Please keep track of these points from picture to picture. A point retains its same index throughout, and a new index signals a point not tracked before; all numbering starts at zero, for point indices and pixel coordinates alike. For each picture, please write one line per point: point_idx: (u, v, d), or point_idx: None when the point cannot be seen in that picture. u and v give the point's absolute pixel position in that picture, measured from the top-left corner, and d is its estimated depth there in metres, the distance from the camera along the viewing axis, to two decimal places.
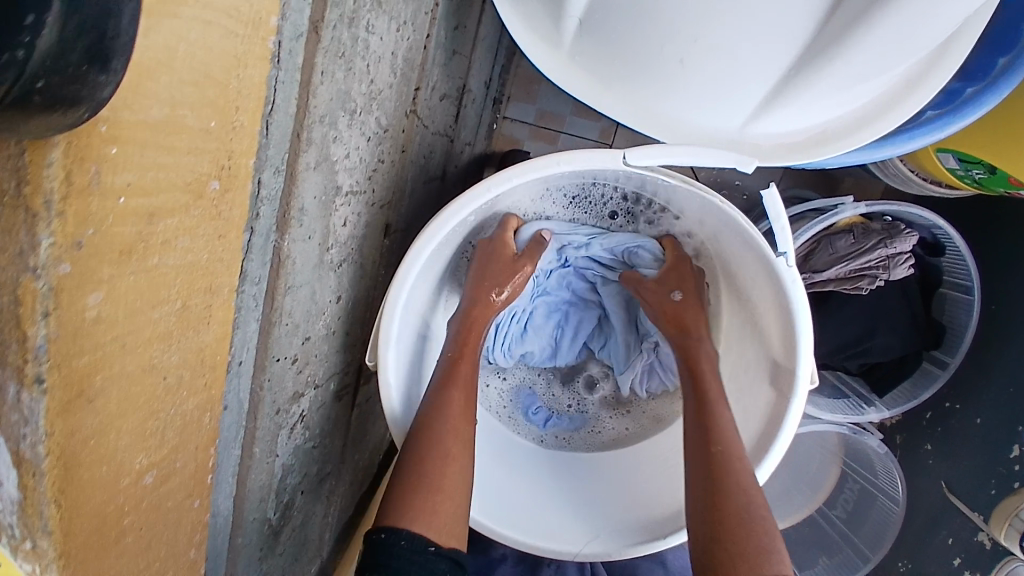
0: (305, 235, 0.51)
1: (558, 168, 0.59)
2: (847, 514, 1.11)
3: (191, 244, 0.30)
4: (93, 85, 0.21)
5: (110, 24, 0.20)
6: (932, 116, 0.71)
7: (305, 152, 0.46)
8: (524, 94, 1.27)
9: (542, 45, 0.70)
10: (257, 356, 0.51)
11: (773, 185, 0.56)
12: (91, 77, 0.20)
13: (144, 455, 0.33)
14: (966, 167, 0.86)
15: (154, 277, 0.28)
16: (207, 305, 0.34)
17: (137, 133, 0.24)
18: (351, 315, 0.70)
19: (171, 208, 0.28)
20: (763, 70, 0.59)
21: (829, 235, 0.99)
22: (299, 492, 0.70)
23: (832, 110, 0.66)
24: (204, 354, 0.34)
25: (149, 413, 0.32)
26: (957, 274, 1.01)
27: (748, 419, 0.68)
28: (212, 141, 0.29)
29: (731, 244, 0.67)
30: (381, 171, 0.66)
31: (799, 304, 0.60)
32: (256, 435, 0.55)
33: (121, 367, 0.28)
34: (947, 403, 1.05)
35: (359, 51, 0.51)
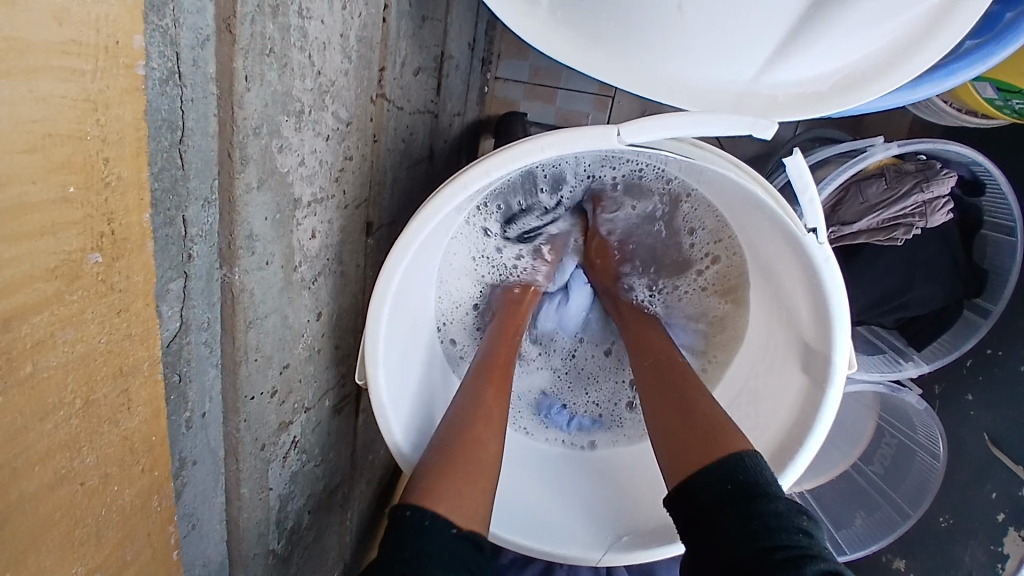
0: (261, 262, 0.45)
1: (544, 153, 0.51)
2: (884, 469, 1.05)
3: (79, 333, 0.25)
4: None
5: None
6: (972, 47, 0.62)
7: (242, 170, 0.39)
8: (515, 51, 1.18)
9: (515, 2, 0.61)
10: (227, 400, 0.46)
11: (795, 153, 0.49)
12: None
13: (74, 569, 0.28)
14: (1005, 97, 0.76)
15: (28, 388, 0.23)
16: (124, 391, 0.29)
17: None
18: (338, 327, 0.65)
19: (35, 302, 0.23)
20: (771, 9, 0.50)
21: (858, 181, 0.90)
22: (304, 513, 0.68)
23: (858, 47, 0.56)
24: (131, 443, 0.30)
25: (66, 527, 0.27)
26: (997, 213, 0.92)
27: (778, 407, 0.62)
28: (76, 209, 0.24)
29: (753, 217, 0.59)
30: (350, 169, 0.60)
31: (832, 283, 0.53)
32: (240, 478, 0.51)
33: (9, 498, 0.24)
34: (989, 349, 0.98)
35: (295, 43, 0.43)
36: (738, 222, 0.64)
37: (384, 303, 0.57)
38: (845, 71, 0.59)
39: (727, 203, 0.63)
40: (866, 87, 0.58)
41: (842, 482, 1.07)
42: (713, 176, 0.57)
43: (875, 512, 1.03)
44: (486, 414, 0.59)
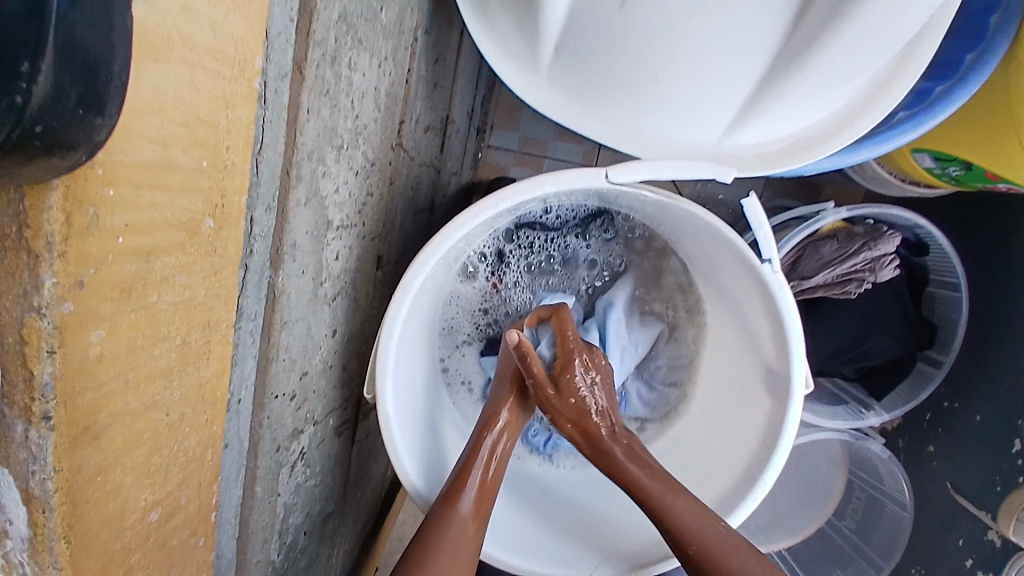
0: (299, 269, 0.51)
1: (543, 191, 0.59)
2: (857, 524, 1.09)
3: (189, 280, 0.31)
4: (90, 127, 0.21)
5: (103, 70, 0.21)
6: (906, 116, 0.76)
7: (296, 186, 0.47)
8: (506, 122, 1.30)
9: (519, 72, 0.72)
10: (255, 393, 0.51)
11: (753, 196, 0.59)
12: (86, 120, 0.21)
13: (148, 493, 0.32)
14: (942, 165, 0.89)
15: (153, 313, 0.29)
16: (206, 341, 0.34)
17: (130, 173, 0.25)
18: (347, 349, 0.70)
19: (167, 245, 0.28)
20: (734, 83, 0.61)
21: (814, 241, 1.01)
22: (302, 531, 0.69)
23: (804, 117, 0.68)
24: (204, 390, 0.35)
25: (151, 451, 0.31)
26: (942, 273, 1.03)
27: (749, 428, 0.68)
28: (203, 179, 0.30)
29: (719, 257, 0.68)
30: (370, 204, 0.67)
31: (788, 311, 0.62)
32: (257, 475, 0.54)
33: (122, 405, 0.28)
34: (946, 402, 1.06)
35: (343, 89, 0.52)
36: (703, 261, 0.74)
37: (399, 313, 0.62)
38: (795, 137, 0.71)
39: (696, 247, 0.73)
40: (814, 149, 0.69)
41: (819, 539, 1.10)
42: (684, 218, 0.66)
43: (850, 569, 1.06)
44: (451, 534, 0.59)
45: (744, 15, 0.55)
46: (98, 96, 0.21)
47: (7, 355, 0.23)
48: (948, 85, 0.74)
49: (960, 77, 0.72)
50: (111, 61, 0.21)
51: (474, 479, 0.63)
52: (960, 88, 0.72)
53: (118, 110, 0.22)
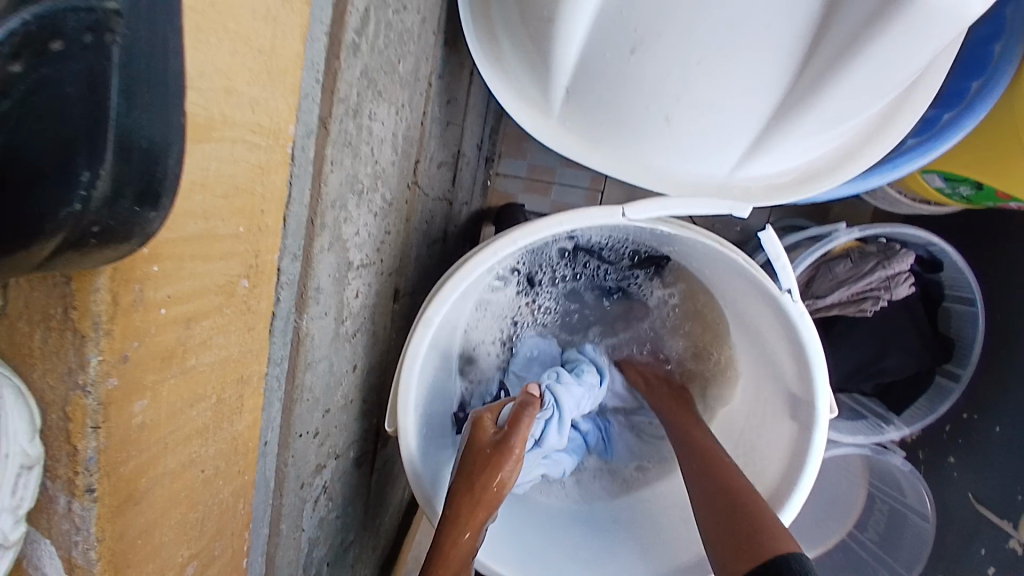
0: (323, 311, 0.53)
1: (560, 229, 0.61)
2: (879, 537, 1.08)
3: (224, 340, 0.32)
4: (143, 222, 0.23)
5: (161, 165, 0.22)
6: (914, 144, 0.77)
7: (320, 234, 0.48)
8: (515, 150, 1.33)
9: (531, 111, 0.74)
10: (281, 434, 0.52)
11: (769, 227, 0.60)
12: (140, 216, 0.22)
13: (185, 547, 0.33)
14: (952, 185, 0.89)
15: (192, 376, 0.30)
16: (239, 395, 0.35)
17: (174, 249, 0.26)
18: (366, 383, 0.71)
19: (205, 310, 0.30)
20: (742, 121, 0.63)
21: (827, 261, 1.01)
22: (323, 565, 0.70)
23: (811, 151, 0.69)
24: (237, 443, 0.36)
25: (189, 506, 0.33)
26: (957, 286, 1.03)
27: (772, 454, 0.69)
28: (240, 245, 0.32)
29: (738, 285, 0.69)
30: (388, 242, 0.69)
31: (809, 338, 0.62)
32: (282, 513, 0.55)
33: (164, 465, 0.29)
34: (965, 414, 1.05)
35: (364, 137, 0.54)
36: (719, 287, 0.75)
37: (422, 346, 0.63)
38: (802, 168, 0.72)
39: (712, 274, 0.74)
40: (820, 180, 0.71)
41: (840, 552, 1.09)
42: (701, 249, 0.67)
43: None
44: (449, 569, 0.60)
45: (751, 58, 0.56)
46: (154, 190, 0.22)
47: (51, 429, 0.25)
48: (956, 111, 0.75)
49: (968, 102, 0.74)
50: (168, 155, 0.22)
51: (484, 518, 0.62)
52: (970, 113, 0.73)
53: (169, 203, 0.23)
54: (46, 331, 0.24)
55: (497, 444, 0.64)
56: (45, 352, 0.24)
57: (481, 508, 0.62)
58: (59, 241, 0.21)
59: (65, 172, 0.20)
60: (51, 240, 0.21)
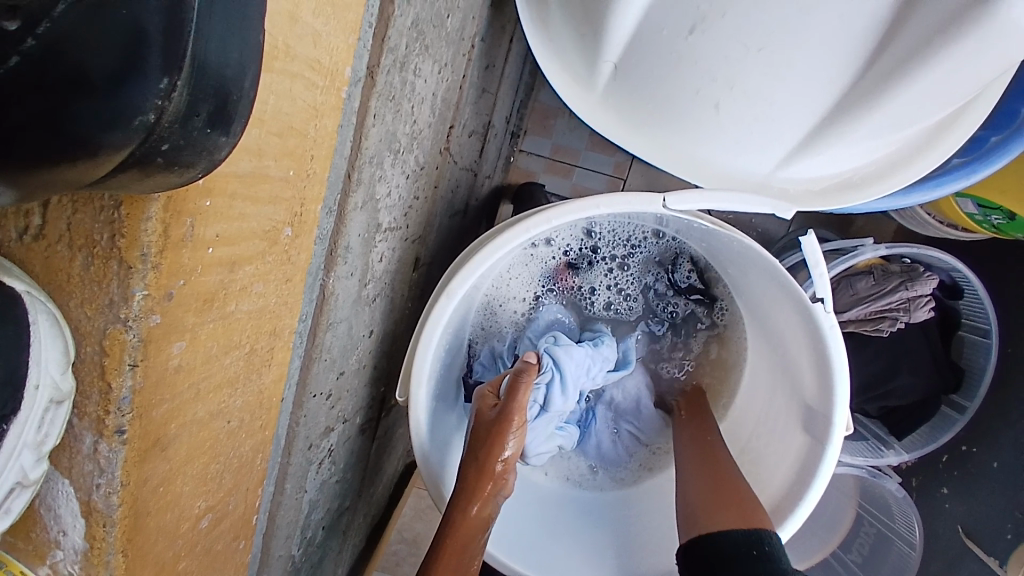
0: (348, 272, 0.51)
1: (596, 213, 0.58)
2: (862, 558, 1.07)
3: (263, 289, 0.30)
4: (212, 148, 0.21)
5: (234, 88, 0.21)
6: (959, 163, 0.75)
7: (355, 190, 0.47)
8: (540, 128, 1.29)
9: (575, 87, 0.72)
10: (295, 392, 0.51)
11: (810, 233, 0.58)
12: (210, 140, 0.21)
13: (203, 500, 0.32)
14: (985, 213, 0.87)
15: (229, 323, 0.28)
16: (270, 348, 0.34)
17: (226, 184, 0.25)
18: (379, 350, 0.70)
19: (249, 255, 0.28)
20: (794, 117, 0.60)
21: (850, 275, 1.00)
22: (320, 528, 0.69)
23: (860, 157, 0.67)
24: (263, 397, 0.34)
25: (210, 458, 0.31)
26: (975, 318, 1.01)
27: (781, 464, 0.68)
28: (287, 189, 0.30)
29: (766, 288, 0.67)
30: (415, 208, 0.67)
31: (835, 351, 0.60)
32: (288, 473, 0.54)
33: (193, 414, 0.28)
34: (964, 445, 1.05)
35: (406, 94, 0.52)
36: (746, 289, 0.73)
37: (444, 315, 0.61)
38: (847, 174, 0.70)
39: (740, 274, 0.72)
40: (863, 189, 0.69)
41: (821, 570, 1.08)
42: (734, 247, 0.65)
43: None
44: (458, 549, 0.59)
45: (814, 53, 0.54)
46: (227, 112, 0.21)
47: (84, 363, 0.23)
48: (1004, 134, 0.72)
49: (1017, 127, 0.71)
50: (243, 80, 0.21)
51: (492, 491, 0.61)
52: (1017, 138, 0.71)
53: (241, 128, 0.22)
54: (88, 257, 0.22)
55: (497, 415, 0.64)
56: (85, 280, 0.22)
57: (487, 481, 0.61)
58: (124, 156, 0.19)
59: (142, 85, 0.18)
60: (116, 154, 0.19)
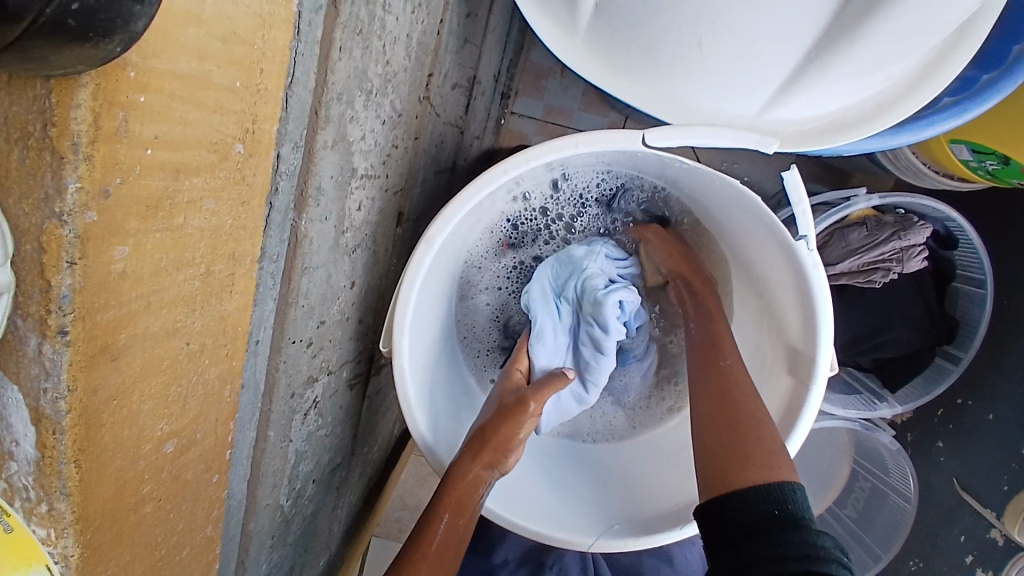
0: (323, 215, 0.51)
1: (577, 150, 0.57)
2: (857, 513, 1.10)
3: (216, 207, 0.30)
4: (128, 17, 0.20)
5: None
6: (949, 103, 0.73)
7: (323, 128, 0.45)
8: (531, 89, 1.27)
9: (556, 31, 0.70)
10: (273, 337, 0.50)
11: (793, 170, 0.58)
12: (124, 7, 0.20)
13: (165, 423, 0.33)
14: (979, 159, 0.86)
15: (180, 237, 0.28)
16: (230, 274, 0.33)
17: (164, 82, 0.24)
18: (363, 303, 0.69)
19: (196, 165, 0.27)
20: (779, 53, 0.59)
21: (842, 228, 0.98)
22: (310, 481, 0.70)
23: (848, 95, 0.66)
24: (226, 323, 0.34)
25: (170, 380, 0.31)
26: (969, 267, 1.01)
27: (767, 408, 0.68)
28: (236, 102, 0.29)
29: (752, 233, 0.66)
30: (394, 157, 0.66)
31: (820, 291, 0.61)
32: (270, 420, 0.54)
33: (145, 327, 0.28)
34: (959, 400, 1.05)
35: (376, 31, 0.50)
36: (733, 237, 0.72)
37: (424, 262, 0.61)
38: (834, 115, 0.69)
39: (725, 221, 0.71)
40: (851, 129, 0.68)
41: (817, 525, 1.11)
42: (718, 188, 0.64)
43: (849, 556, 1.08)
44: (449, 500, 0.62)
45: None
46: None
47: (23, 263, 0.22)
48: (995, 73, 0.71)
49: (1008, 66, 0.70)
50: None
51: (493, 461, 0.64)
52: (1009, 78, 0.70)
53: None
54: (25, 148, 0.21)
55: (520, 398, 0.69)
56: (21, 173, 0.22)
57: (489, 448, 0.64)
58: (33, 15, 0.18)
59: None
60: (27, 13, 0.18)
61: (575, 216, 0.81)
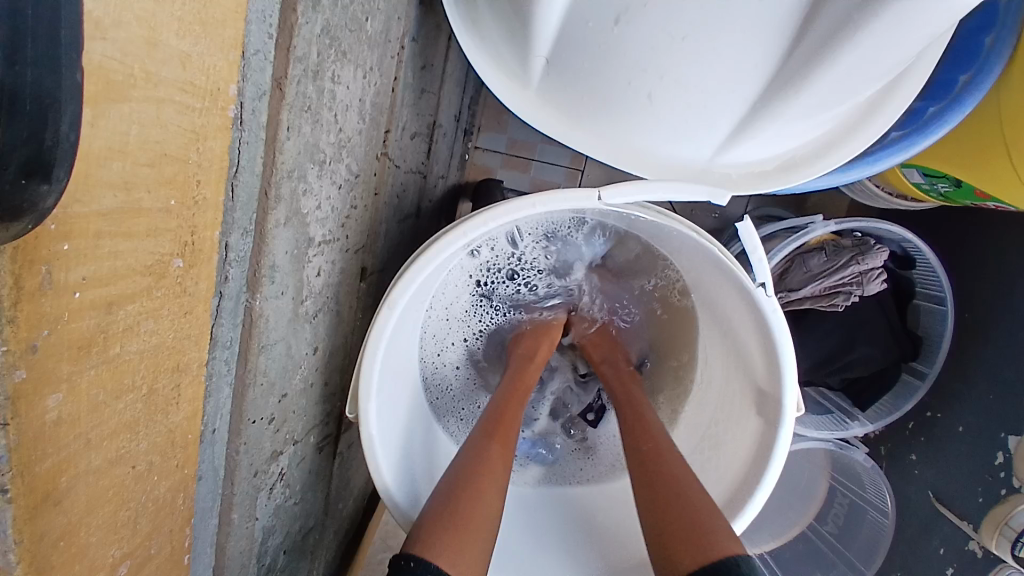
0: (279, 292, 0.49)
1: (535, 210, 0.57)
2: (839, 529, 1.10)
3: (156, 326, 0.31)
4: (34, 197, 0.21)
5: (49, 133, 0.21)
6: (897, 137, 0.76)
7: (275, 208, 0.44)
8: (494, 124, 1.28)
9: (509, 82, 0.70)
10: (231, 421, 0.49)
11: (746, 219, 0.59)
12: (29, 190, 0.21)
13: (117, 547, 0.32)
14: (931, 181, 0.89)
15: (116, 366, 0.28)
16: (176, 386, 0.33)
17: (89, 224, 0.25)
18: (329, 365, 0.68)
19: (131, 293, 0.28)
20: (728, 102, 0.60)
21: (803, 253, 1.01)
22: (282, 552, 0.67)
23: (794, 138, 0.67)
24: (174, 436, 0.34)
25: (121, 503, 0.31)
26: (928, 286, 1.04)
27: (738, 448, 0.69)
28: (171, 220, 0.30)
29: (713, 278, 0.67)
30: (354, 217, 0.65)
31: (780, 334, 0.61)
32: (233, 502, 0.52)
33: (87, 463, 0.28)
34: (930, 412, 1.07)
35: (326, 103, 0.50)
36: (695, 278, 0.73)
37: (386, 327, 0.60)
38: (784, 156, 0.70)
39: (687, 263, 0.72)
40: (802, 168, 0.69)
41: (801, 542, 1.11)
42: (674, 235, 0.65)
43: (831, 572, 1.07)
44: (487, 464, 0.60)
45: (737, 36, 0.53)
46: (45, 161, 0.22)
47: None
48: (942, 104, 0.74)
49: (954, 97, 0.72)
50: (60, 120, 0.21)
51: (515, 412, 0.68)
52: (954, 108, 0.72)
53: (63, 174, 0.22)
54: None
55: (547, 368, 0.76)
56: None
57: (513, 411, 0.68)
58: None
59: None
60: None
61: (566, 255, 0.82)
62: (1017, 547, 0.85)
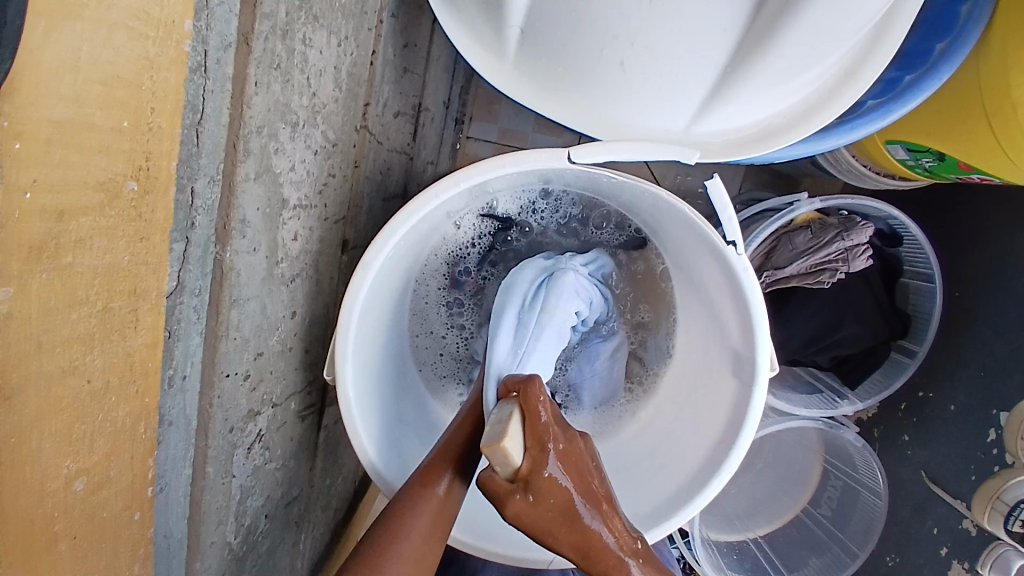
0: (250, 247, 0.50)
1: (505, 170, 0.59)
2: (832, 512, 1.10)
3: (108, 245, 0.36)
4: None
5: None
6: (873, 106, 0.76)
7: (243, 161, 0.45)
8: (485, 114, 1.29)
9: (485, 55, 0.71)
10: (204, 372, 0.50)
11: (717, 177, 0.60)
12: None
13: (70, 462, 0.38)
14: (916, 157, 0.87)
15: (69, 276, 0.34)
16: (133, 310, 0.40)
17: (39, 130, 0.31)
18: (310, 332, 0.69)
19: (84, 207, 0.34)
20: (698, 68, 0.61)
21: (789, 231, 1.01)
22: (262, 517, 0.68)
23: (769, 104, 0.68)
24: (132, 359, 0.40)
25: (73, 417, 0.37)
26: (916, 263, 1.04)
27: (716, 412, 0.69)
28: (125, 140, 0.36)
29: (687, 242, 0.68)
30: (332, 186, 0.66)
31: (752, 292, 0.62)
32: (207, 455, 0.53)
33: (37, 368, 0.34)
34: (921, 392, 1.07)
35: (297, 64, 0.51)
36: (671, 245, 0.74)
37: (363, 287, 0.61)
38: (761, 124, 0.70)
39: (664, 232, 0.73)
40: (781, 135, 0.69)
41: (795, 527, 1.12)
42: (646, 198, 0.66)
43: (826, 555, 1.07)
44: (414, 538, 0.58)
45: None
46: None
47: None
48: (918, 73, 0.74)
49: (930, 66, 0.73)
50: None
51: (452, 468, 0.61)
52: (931, 76, 0.73)
53: None
54: None
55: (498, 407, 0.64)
56: None
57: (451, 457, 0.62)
58: None
59: None
60: None
61: (545, 229, 0.83)
62: (1010, 520, 0.85)
